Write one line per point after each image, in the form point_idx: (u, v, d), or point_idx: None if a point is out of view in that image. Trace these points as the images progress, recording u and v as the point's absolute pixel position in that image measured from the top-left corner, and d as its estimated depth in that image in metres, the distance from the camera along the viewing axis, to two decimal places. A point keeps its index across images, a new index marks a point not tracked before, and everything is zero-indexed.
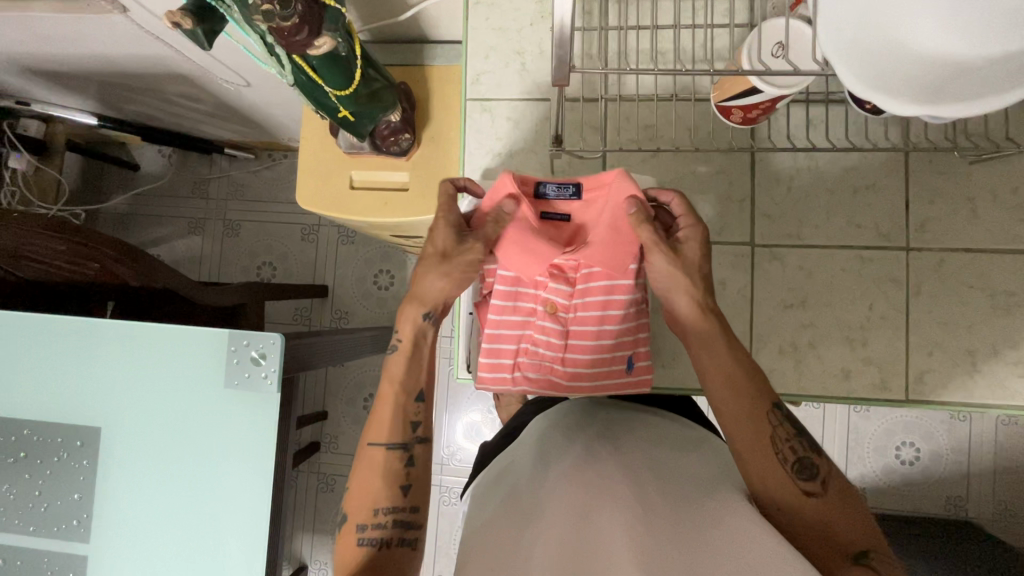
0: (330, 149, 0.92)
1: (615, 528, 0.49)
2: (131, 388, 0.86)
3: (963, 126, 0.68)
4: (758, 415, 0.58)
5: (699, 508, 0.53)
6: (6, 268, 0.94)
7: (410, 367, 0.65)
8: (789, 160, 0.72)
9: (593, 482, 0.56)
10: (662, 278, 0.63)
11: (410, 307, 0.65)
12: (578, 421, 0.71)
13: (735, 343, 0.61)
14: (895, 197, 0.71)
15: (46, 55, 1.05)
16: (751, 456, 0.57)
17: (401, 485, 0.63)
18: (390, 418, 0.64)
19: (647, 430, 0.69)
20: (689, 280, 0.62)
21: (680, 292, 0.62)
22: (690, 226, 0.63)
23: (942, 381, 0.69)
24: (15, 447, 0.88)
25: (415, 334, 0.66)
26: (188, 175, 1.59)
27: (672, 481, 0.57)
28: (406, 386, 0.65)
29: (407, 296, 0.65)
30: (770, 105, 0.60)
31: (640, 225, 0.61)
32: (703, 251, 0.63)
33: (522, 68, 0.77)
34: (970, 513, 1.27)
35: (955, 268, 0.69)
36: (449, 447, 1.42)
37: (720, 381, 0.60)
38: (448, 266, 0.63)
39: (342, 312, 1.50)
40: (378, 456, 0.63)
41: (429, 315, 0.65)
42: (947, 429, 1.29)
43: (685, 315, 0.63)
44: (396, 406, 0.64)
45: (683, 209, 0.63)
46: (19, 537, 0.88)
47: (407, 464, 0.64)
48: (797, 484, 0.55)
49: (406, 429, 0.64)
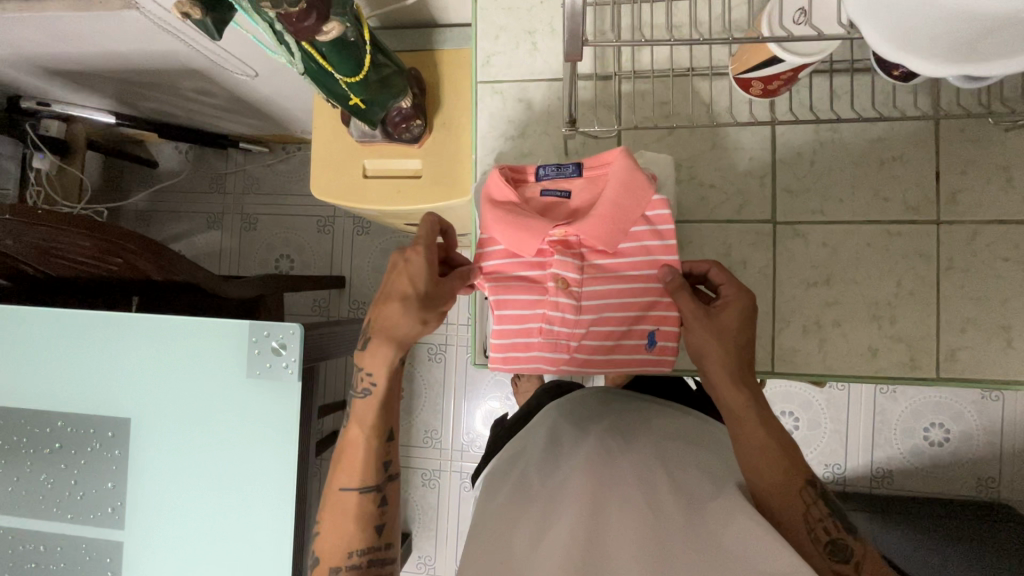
0: (342, 138, 0.92)
1: (625, 538, 0.49)
2: (158, 380, 0.88)
3: (999, 91, 0.65)
4: (768, 422, 0.57)
5: (713, 498, 0.54)
6: (33, 265, 0.97)
7: (383, 409, 0.67)
8: (811, 134, 0.70)
9: (610, 476, 0.57)
10: (693, 348, 0.61)
11: (387, 348, 0.64)
12: (590, 415, 0.73)
13: (772, 418, 0.57)
14: (926, 168, 0.68)
15: (64, 55, 1.06)
16: (756, 463, 0.56)
17: (376, 525, 0.67)
18: (364, 461, 0.67)
19: (662, 423, 0.69)
20: (725, 348, 0.59)
21: (717, 360, 0.59)
22: (733, 291, 0.62)
23: (974, 358, 0.67)
24: (51, 438, 0.91)
25: (391, 381, 0.66)
26: (206, 170, 1.61)
27: (690, 473, 0.59)
28: (378, 429, 0.67)
29: (384, 336, 0.64)
30: (791, 75, 0.58)
31: (679, 292, 0.62)
32: (746, 321, 0.61)
33: (533, 48, 0.75)
34: (1003, 495, 1.24)
35: (989, 240, 0.67)
36: (468, 434, 1.43)
37: (756, 455, 0.56)
38: (430, 306, 0.64)
39: (359, 302, 1.51)
40: (351, 500, 0.66)
41: (404, 357, 0.66)
42: (978, 409, 1.26)
43: (720, 386, 0.59)
44: (368, 450, 0.67)
45: (723, 276, 0.63)
46: (58, 525, 0.91)
47: (380, 505, 0.68)
48: (798, 492, 0.55)
49: (379, 470, 0.68)
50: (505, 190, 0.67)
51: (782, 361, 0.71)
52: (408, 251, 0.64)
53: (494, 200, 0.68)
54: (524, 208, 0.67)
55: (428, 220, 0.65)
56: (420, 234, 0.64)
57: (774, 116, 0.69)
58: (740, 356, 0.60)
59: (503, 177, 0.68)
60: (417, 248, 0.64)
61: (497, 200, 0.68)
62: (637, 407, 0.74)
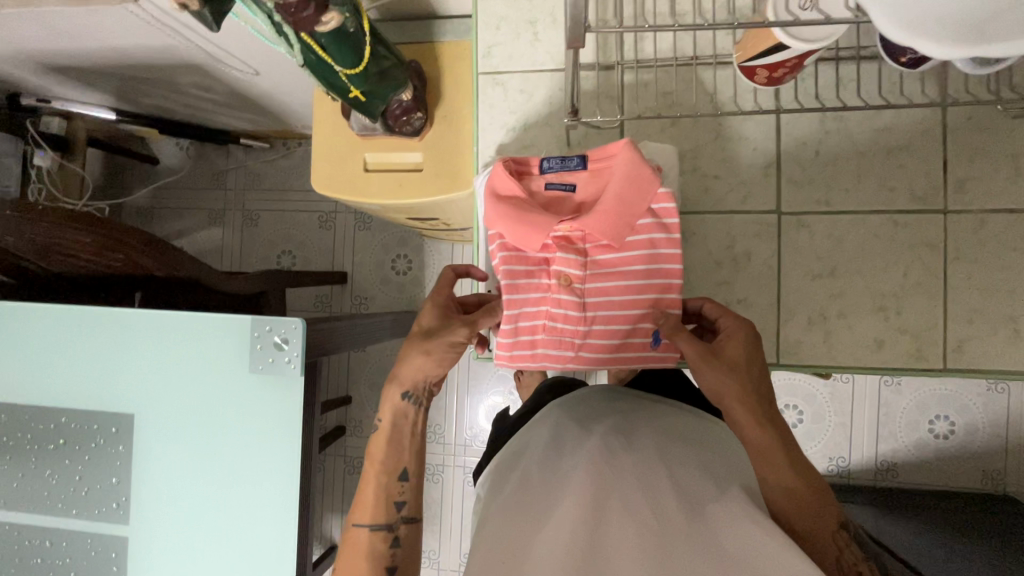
0: (343, 132, 0.91)
1: (626, 538, 0.49)
2: (160, 376, 0.88)
3: (1007, 77, 0.64)
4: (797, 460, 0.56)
5: (717, 500, 0.54)
6: (35, 262, 0.97)
7: (390, 446, 0.66)
8: (816, 123, 0.69)
9: (615, 475, 0.56)
10: (708, 387, 0.59)
11: (391, 388, 0.66)
12: (593, 412, 0.72)
13: (798, 456, 0.56)
14: (933, 156, 0.67)
15: (63, 51, 1.06)
16: (785, 505, 0.54)
17: (387, 567, 0.65)
18: (373, 501, 0.66)
19: (666, 422, 0.69)
20: (738, 381, 0.58)
21: (732, 399, 0.58)
22: (732, 324, 0.62)
23: (981, 349, 0.66)
24: (55, 434, 0.91)
25: (396, 416, 0.67)
26: (207, 166, 1.61)
27: (689, 471, 0.59)
28: (387, 466, 0.66)
29: (389, 378, 0.67)
30: (797, 62, 0.57)
31: (678, 336, 0.60)
32: (752, 351, 0.60)
33: (534, 38, 0.75)
34: (1009, 487, 1.23)
35: (996, 229, 0.66)
36: (472, 429, 1.43)
37: (784, 495, 0.55)
38: (430, 343, 0.65)
39: (361, 298, 1.51)
40: (362, 538, 0.65)
41: (410, 394, 0.67)
42: (983, 401, 1.25)
43: (741, 423, 0.58)
44: (377, 488, 0.66)
45: (717, 310, 0.63)
46: (63, 520, 0.91)
47: (392, 545, 0.65)
48: (833, 534, 0.54)
49: (389, 510, 0.66)
50: (509, 183, 0.67)
51: (787, 352, 0.70)
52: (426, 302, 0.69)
53: (498, 194, 0.68)
54: (527, 203, 0.67)
55: (444, 272, 0.70)
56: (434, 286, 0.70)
57: (779, 105, 0.69)
58: (753, 388, 0.59)
59: (507, 171, 0.68)
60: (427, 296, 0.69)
61: (501, 194, 0.68)
62: (641, 404, 0.74)
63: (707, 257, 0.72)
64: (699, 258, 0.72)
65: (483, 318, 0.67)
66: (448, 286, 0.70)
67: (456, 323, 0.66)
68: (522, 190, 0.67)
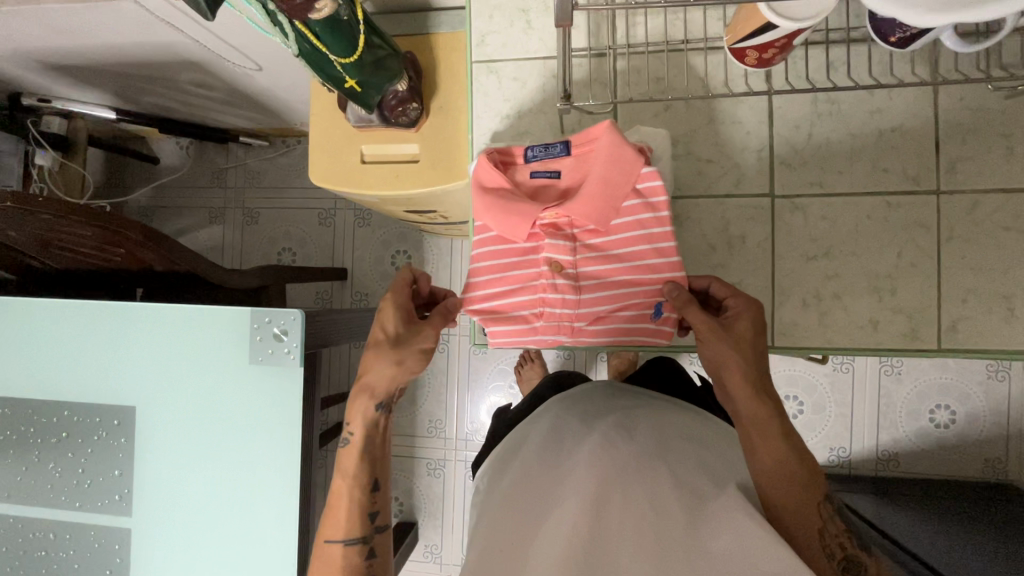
0: (340, 124, 0.92)
1: (626, 545, 0.50)
2: (161, 368, 0.89)
3: (998, 57, 0.64)
4: (791, 436, 0.56)
5: (716, 496, 0.54)
6: (37, 258, 0.98)
7: (363, 460, 0.66)
8: (808, 106, 0.69)
9: (615, 470, 0.56)
10: (709, 360, 0.60)
11: (362, 399, 0.66)
12: (598, 409, 0.72)
13: (791, 430, 0.56)
14: (926, 137, 0.67)
15: (63, 49, 1.07)
16: (771, 477, 0.54)
17: None
18: (347, 514, 0.65)
19: (669, 417, 0.69)
20: (744, 358, 0.59)
21: (733, 367, 0.58)
22: (742, 303, 0.62)
23: (977, 329, 0.66)
24: (58, 428, 0.92)
25: (368, 427, 0.66)
26: (206, 165, 1.62)
27: (688, 464, 0.59)
28: (359, 479, 0.66)
29: (357, 388, 0.66)
30: (786, 42, 0.57)
31: (688, 307, 0.61)
32: (758, 331, 0.61)
33: (527, 26, 0.75)
34: (1011, 475, 1.23)
35: (990, 209, 0.66)
36: (473, 424, 1.44)
37: (770, 465, 0.54)
38: (399, 351, 0.65)
39: (362, 293, 1.51)
40: (336, 552, 0.65)
41: (382, 406, 0.66)
42: (984, 390, 1.25)
43: (738, 393, 0.58)
44: (351, 501, 0.66)
45: (726, 289, 0.64)
46: (66, 513, 0.92)
47: (366, 557, 0.66)
48: (815, 506, 0.54)
49: (362, 522, 0.66)
50: (493, 174, 0.68)
51: (782, 335, 0.70)
52: (383, 304, 0.68)
53: (484, 187, 0.69)
54: (512, 193, 0.68)
55: (402, 273, 0.70)
56: (392, 288, 0.68)
57: (771, 88, 0.69)
58: (756, 361, 0.59)
59: (491, 163, 0.69)
60: (386, 298, 0.68)
61: (487, 186, 0.69)
62: (641, 399, 0.74)
63: (701, 241, 0.72)
64: (693, 242, 0.73)
65: (442, 322, 0.67)
66: (404, 287, 0.69)
67: (421, 327, 0.66)
68: (506, 179, 0.69)
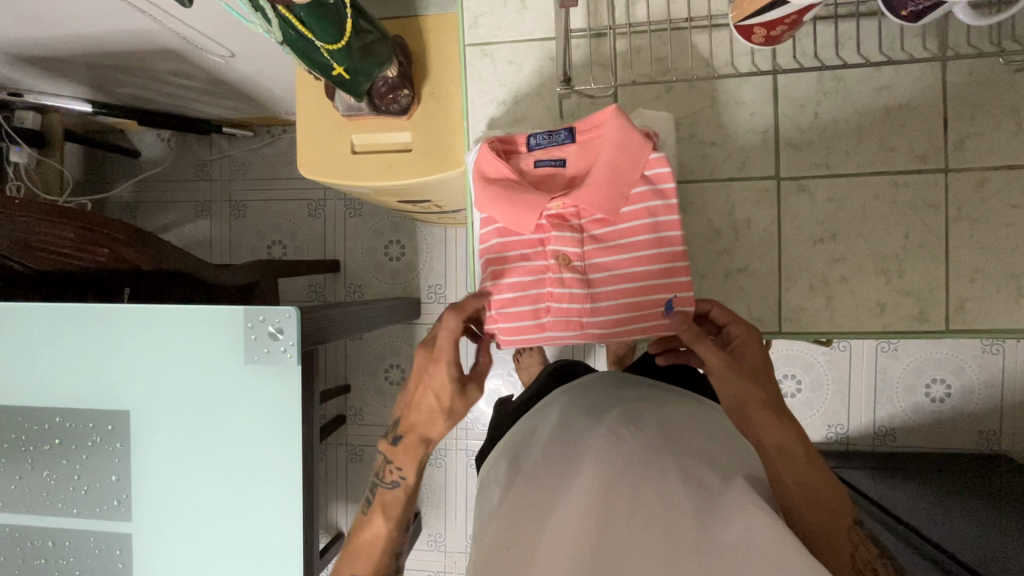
0: (330, 113, 0.89)
1: (634, 544, 0.48)
2: (154, 371, 0.87)
3: (1008, 30, 0.62)
4: (811, 458, 0.56)
5: (724, 492, 0.52)
6: (19, 262, 0.95)
7: (405, 503, 0.66)
8: (814, 84, 0.67)
9: (621, 467, 0.55)
10: (729, 397, 0.62)
11: (413, 445, 0.66)
12: (603, 403, 0.70)
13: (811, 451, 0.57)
14: (934, 114, 0.66)
15: (29, 39, 1.01)
16: (796, 496, 0.54)
17: None
18: (377, 553, 0.64)
19: (674, 411, 0.67)
20: (759, 389, 0.61)
21: (753, 400, 0.60)
22: (742, 330, 0.65)
23: (983, 308, 0.66)
24: (50, 435, 0.90)
25: (417, 473, 0.66)
26: (190, 157, 1.57)
27: (695, 461, 0.57)
28: (398, 520, 0.65)
29: (407, 434, 0.67)
30: (795, 19, 0.55)
31: (698, 341, 0.62)
32: (762, 355, 0.64)
33: (522, 6, 0.72)
34: (1005, 447, 1.25)
35: (998, 187, 0.65)
36: (472, 413, 1.43)
37: (795, 486, 0.55)
38: (451, 417, 0.66)
39: (355, 286, 1.49)
40: None
41: (433, 455, 0.67)
42: (979, 363, 1.26)
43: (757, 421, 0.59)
44: (384, 542, 0.64)
45: (727, 315, 0.65)
46: (64, 521, 0.90)
47: None
48: (847, 531, 0.53)
49: (388, 564, 0.64)
50: (496, 164, 0.67)
51: (789, 320, 0.70)
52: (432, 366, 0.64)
53: (488, 177, 0.68)
54: (517, 184, 0.67)
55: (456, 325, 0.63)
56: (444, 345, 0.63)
57: (776, 66, 0.67)
58: (771, 391, 0.61)
59: (494, 153, 0.68)
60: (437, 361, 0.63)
61: (490, 176, 0.68)
62: (647, 392, 0.73)
63: (707, 227, 0.71)
64: (699, 229, 0.71)
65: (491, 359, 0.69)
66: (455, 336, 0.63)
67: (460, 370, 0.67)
68: (509, 169, 0.67)
